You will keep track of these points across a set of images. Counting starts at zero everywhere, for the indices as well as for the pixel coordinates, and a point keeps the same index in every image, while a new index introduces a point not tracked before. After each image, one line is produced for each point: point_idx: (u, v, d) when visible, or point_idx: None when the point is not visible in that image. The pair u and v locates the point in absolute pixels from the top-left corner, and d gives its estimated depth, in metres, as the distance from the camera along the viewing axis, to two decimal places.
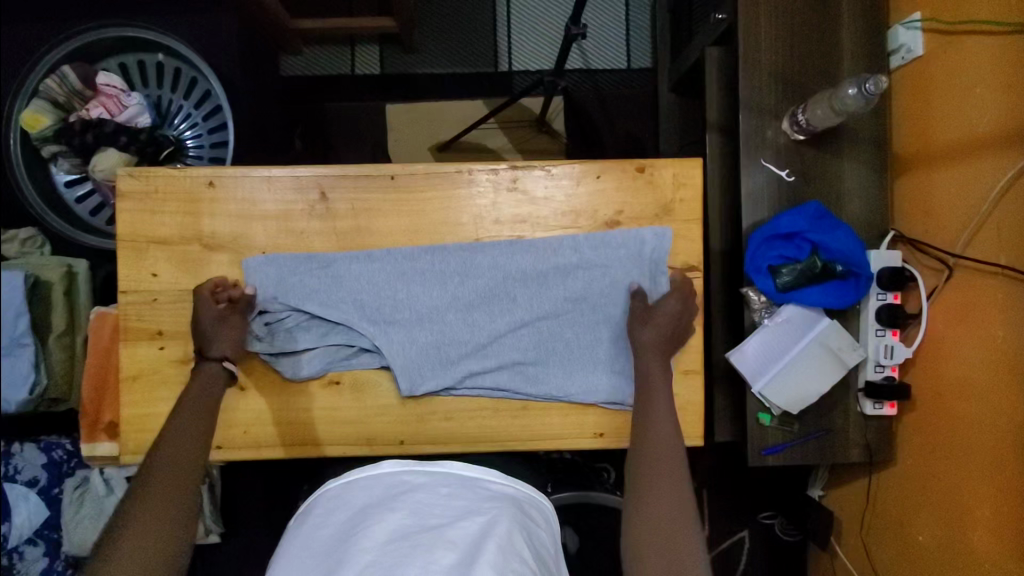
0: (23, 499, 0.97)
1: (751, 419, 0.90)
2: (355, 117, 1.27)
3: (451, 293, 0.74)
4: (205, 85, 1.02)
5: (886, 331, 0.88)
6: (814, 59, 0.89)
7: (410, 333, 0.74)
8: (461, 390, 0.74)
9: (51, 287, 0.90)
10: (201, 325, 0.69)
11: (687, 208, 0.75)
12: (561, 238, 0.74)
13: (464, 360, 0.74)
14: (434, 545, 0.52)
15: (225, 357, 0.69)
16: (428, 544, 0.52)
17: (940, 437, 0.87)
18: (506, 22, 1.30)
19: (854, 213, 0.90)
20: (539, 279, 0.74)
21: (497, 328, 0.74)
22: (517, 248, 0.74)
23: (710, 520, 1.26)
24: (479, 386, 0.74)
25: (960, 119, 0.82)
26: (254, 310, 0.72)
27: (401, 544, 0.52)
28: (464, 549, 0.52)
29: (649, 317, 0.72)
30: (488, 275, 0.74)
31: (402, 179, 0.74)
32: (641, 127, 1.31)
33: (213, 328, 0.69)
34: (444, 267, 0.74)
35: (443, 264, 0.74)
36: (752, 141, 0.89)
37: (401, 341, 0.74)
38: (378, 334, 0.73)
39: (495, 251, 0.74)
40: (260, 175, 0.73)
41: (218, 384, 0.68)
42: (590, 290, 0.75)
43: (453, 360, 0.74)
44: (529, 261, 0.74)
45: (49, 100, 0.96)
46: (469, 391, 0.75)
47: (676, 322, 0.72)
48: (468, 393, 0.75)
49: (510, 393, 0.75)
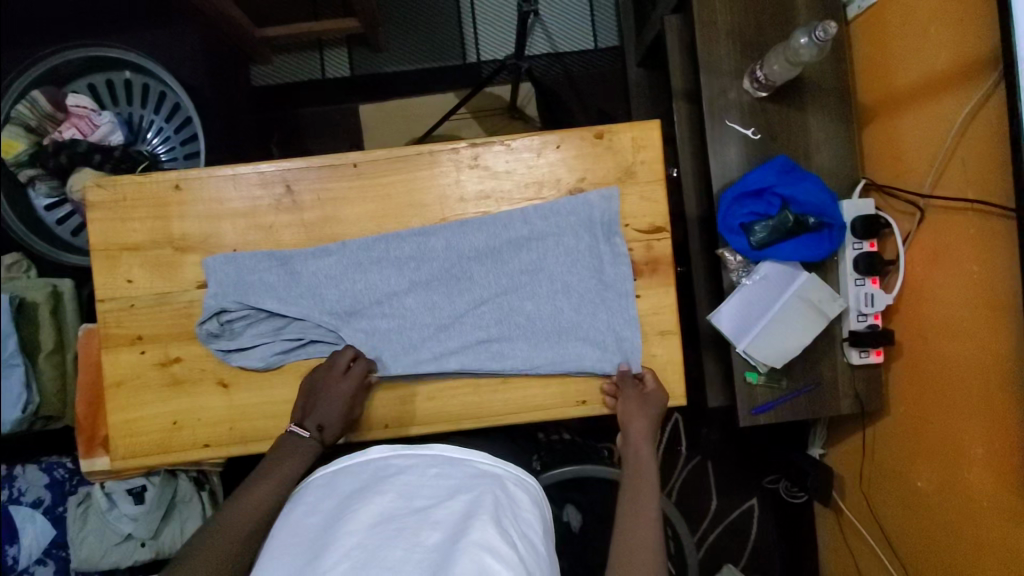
0: (29, 520, 0.99)
1: (738, 378, 0.90)
2: (330, 121, 1.30)
3: (409, 278, 0.75)
4: (174, 98, 1.03)
5: (865, 279, 0.88)
6: (770, 14, 0.89)
7: (373, 322, 0.75)
8: (429, 374, 0.75)
9: (37, 308, 0.91)
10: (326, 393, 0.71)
11: (649, 169, 0.75)
12: (511, 213, 0.75)
13: (429, 343, 0.75)
14: (419, 528, 0.52)
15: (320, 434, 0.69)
16: (414, 527, 0.52)
17: (929, 380, 0.87)
18: (471, 13, 1.31)
19: (822, 164, 0.90)
20: (494, 255, 0.75)
21: (457, 309, 0.75)
22: (469, 228, 0.75)
23: (716, 490, 1.26)
24: (446, 369, 0.74)
25: (918, 60, 0.82)
26: (211, 311, 0.73)
27: (386, 528, 0.52)
28: (450, 528, 0.52)
29: (640, 400, 0.74)
30: (443, 256, 0.75)
31: (365, 165, 0.75)
32: (613, 104, 1.31)
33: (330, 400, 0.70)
34: (399, 253, 0.75)
35: (399, 251, 0.75)
36: (715, 102, 0.89)
37: (364, 330, 0.75)
38: (340, 327, 0.75)
39: (454, 231, 0.75)
40: (225, 174, 0.74)
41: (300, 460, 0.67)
42: (546, 261, 0.75)
43: (418, 343, 0.75)
44: (485, 239, 0.75)
45: (22, 126, 0.97)
46: (437, 375, 0.75)
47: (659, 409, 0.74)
48: (437, 376, 0.75)
49: (478, 372, 0.75)
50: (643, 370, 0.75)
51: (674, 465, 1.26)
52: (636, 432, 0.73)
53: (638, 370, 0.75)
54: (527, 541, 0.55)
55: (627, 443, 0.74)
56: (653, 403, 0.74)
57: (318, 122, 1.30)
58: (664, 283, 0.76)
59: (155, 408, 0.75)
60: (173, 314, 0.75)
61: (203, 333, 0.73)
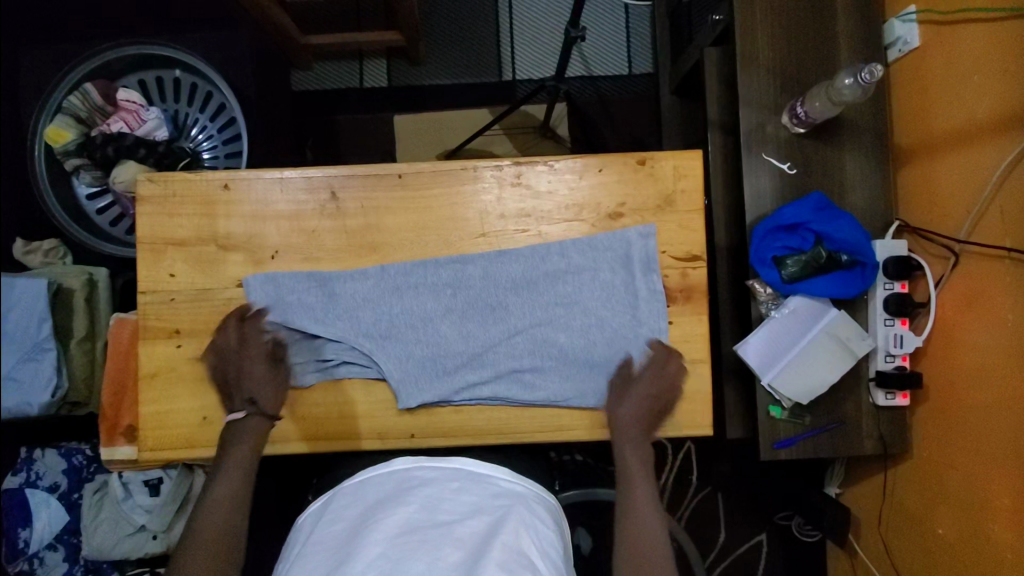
0: (44, 504, 0.99)
1: (761, 412, 0.90)
2: (365, 129, 1.32)
3: (444, 304, 0.76)
4: (219, 97, 1.05)
5: (895, 320, 0.89)
6: (814, 53, 0.90)
7: (406, 346, 0.76)
8: (460, 401, 0.76)
9: (72, 295, 0.93)
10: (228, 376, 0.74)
11: (688, 198, 0.76)
12: (549, 245, 0.76)
13: (461, 370, 0.76)
14: (442, 543, 0.52)
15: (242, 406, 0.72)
16: (437, 541, 0.52)
17: (954, 424, 0.87)
18: (509, 33, 1.34)
19: (857, 205, 0.91)
20: (529, 286, 0.76)
21: (491, 336, 0.76)
22: (506, 258, 0.76)
23: (725, 521, 1.24)
24: (476, 396, 0.75)
25: (959, 106, 0.83)
26: (248, 329, 0.74)
27: (409, 538, 0.53)
28: (471, 548, 0.52)
29: (628, 387, 0.74)
30: (480, 284, 0.76)
31: (409, 177, 0.76)
32: (644, 130, 1.32)
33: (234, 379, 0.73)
34: (436, 279, 0.76)
35: (435, 277, 0.76)
36: (753, 136, 0.90)
37: (398, 354, 0.75)
38: (373, 348, 0.75)
39: (490, 260, 0.76)
40: (272, 177, 0.76)
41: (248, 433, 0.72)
42: (581, 294, 0.76)
43: (450, 367, 0.76)
44: (521, 270, 0.76)
45: (72, 116, 1.00)
46: (468, 401, 0.76)
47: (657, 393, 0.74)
48: (468, 403, 0.76)
49: (509, 401, 0.76)
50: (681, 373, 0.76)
51: (685, 494, 1.25)
52: (627, 424, 0.73)
53: (670, 399, 0.76)
54: (548, 562, 0.55)
55: (618, 431, 0.73)
56: (645, 386, 0.74)
57: (354, 130, 1.32)
58: (695, 310, 0.77)
59: (185, 402, 0.76)
60: (212, 310, 0.76)
61: (240, 350, 0.75)
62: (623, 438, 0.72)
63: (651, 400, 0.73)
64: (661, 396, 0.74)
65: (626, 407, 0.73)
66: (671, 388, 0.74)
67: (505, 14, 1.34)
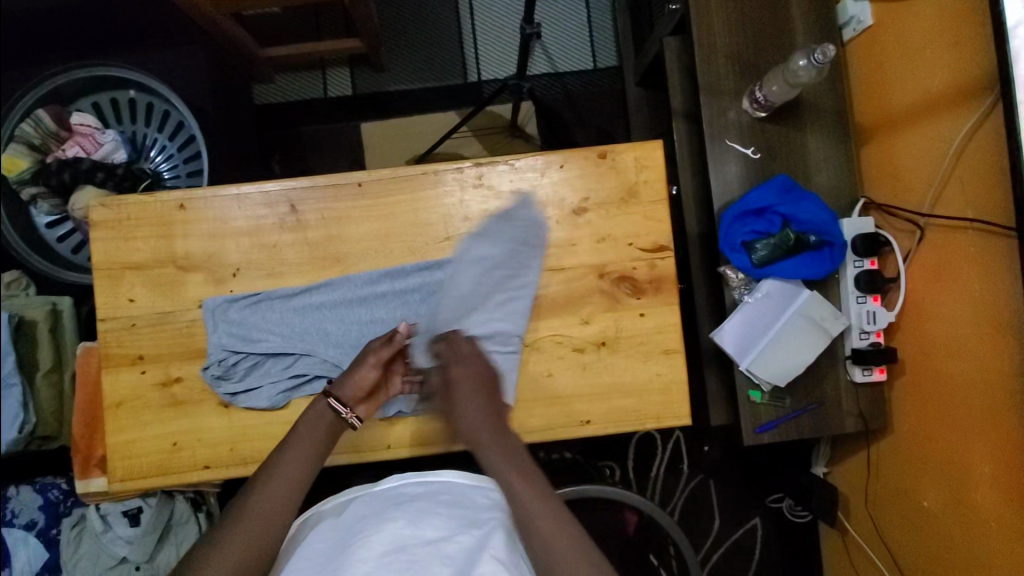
0: (22, 543, 0.97)
1: (741, 396, 0.90)
2: (332, 140, 1.30)
3: (414, 311, 0.75)
4: (177, 116, 1.04)
5: (867, 297, 0.89)
6: (769, 37, 0.91)
7: None
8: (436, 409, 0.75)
9: (35, 327, 0.91)
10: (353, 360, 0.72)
11: (651, 188, 0.75)
12: (517, 247, 0.75)
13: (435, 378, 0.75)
14: (431, 562, 0.52)
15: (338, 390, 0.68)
16: (425, 560, 0.52)
17: (931, 397, 0.87)
18: (472, 34, 1.33)
19: (822, 184, 0.91)
20: None
21: None
22: None
23: (718, 508, 1.25)
24: None
25: (914, 81, 0.83)
26: (211, 357, 0.73)
27: (398, 558, 0.53)
28: (460, 564, 0.52)
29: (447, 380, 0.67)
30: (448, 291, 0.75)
31: (369, 185, 0.75)
32: (613, 124, 1.32)
33: (353, 366, 0.70)
34: (402, 288, 0.75)
35: (403, 286, 0.75)
36: (714, 123, 0.90)
37: None
38: (344, 361, 0.74)
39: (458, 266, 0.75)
40: (229, 194, 0.74)
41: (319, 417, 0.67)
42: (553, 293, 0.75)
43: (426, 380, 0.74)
44: None
45: (25, 144, 0.97)
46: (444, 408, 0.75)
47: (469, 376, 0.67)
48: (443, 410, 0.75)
49: None
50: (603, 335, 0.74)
51: (676, 484, 1.25)
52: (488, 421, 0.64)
53: (649, 390, 0.74)
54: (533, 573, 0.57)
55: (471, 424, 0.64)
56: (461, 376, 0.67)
57: (320, 141, 1.30)
58: (668, 302, 0.74)
59: (155, 429, 0.73)
60: (175, 333, 0.74)
61: (207, 376, 0.73)
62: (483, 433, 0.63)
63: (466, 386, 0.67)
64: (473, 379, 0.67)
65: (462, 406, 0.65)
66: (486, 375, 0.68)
67: (466, 15, 1.33)
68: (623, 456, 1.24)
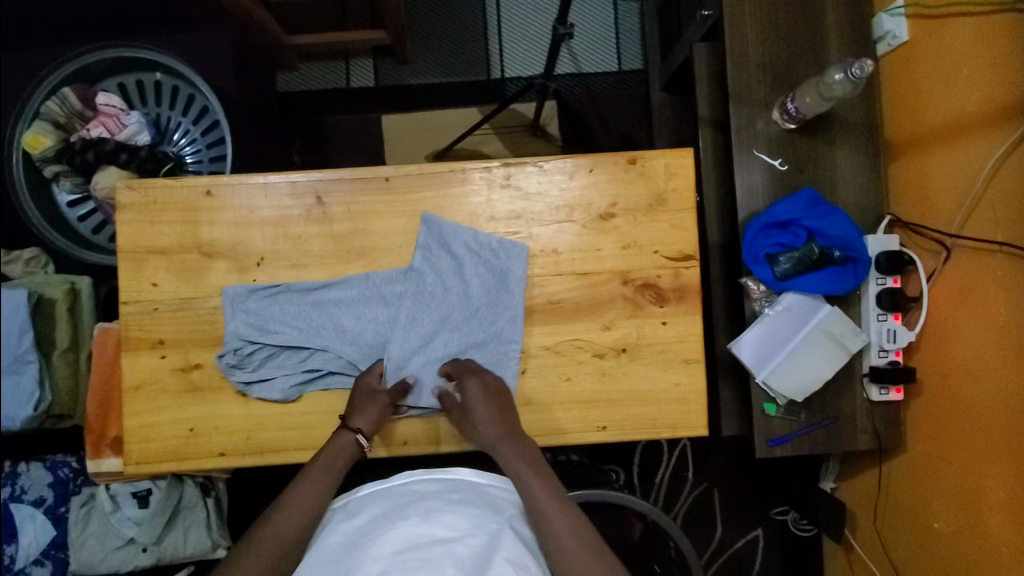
0: (30, 519, 0.98)
1: (755, 409, 0.89)
2: (352, 131, 1.30)
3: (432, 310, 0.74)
4: (202, 101, 1.03)
5: (888, 316, 0.88)
6: (803, 48, 0.90)
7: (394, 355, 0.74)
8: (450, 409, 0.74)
9: (54, 305, 0.91)
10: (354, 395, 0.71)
11: (680, 197, 0.75)
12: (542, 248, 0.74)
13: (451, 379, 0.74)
14: (443, 562, 0.52)
15: (359, 428, 0.70)
16: (437, 560, 0.52)
17: (948, 419, 0.87)
18: (498, 30, 1.32)
19: (848, 200, 0.91)
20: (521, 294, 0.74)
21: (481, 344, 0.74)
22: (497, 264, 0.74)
23: (721, 518, 1.25)
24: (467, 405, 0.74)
25: (949, 101, 0.82)
26: (229, 346, 0.73)
27: (410, 557, 0.52)
28: (472, 567, 0.52)
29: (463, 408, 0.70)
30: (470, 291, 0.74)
31: (396, 180, 0.74)
32: (635, 127, 1.31)
33: (362, 402, 0.70)
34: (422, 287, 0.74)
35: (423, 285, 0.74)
36: (743, 133, 0.89)
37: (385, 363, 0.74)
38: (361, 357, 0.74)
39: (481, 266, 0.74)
40: (256, 182, 0.74)
41: (345, 454, 0.69)
42: (577, 297, 0.74)
43: (440, 382, 0.73)
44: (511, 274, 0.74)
45: (51, 122, 0.98)
46: None
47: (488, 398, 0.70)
48: None
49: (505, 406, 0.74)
50: (624, 341, 0.74)
51: (680, 492, 1.25)
52: (496, 439, 0.68)
53: (668, 398, 0.74)
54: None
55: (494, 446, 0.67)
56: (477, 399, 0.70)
57: (341, 131, 1.30)
58: (691, 312, 0.74)
59: (172, 414, 0.73)
60: (196, 319, 0.74)
61: (223, 364, 0.73)
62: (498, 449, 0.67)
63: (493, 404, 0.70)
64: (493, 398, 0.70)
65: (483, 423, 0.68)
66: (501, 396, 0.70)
67: (493, 11, 1.32)
68: (628, 460, 1.24)
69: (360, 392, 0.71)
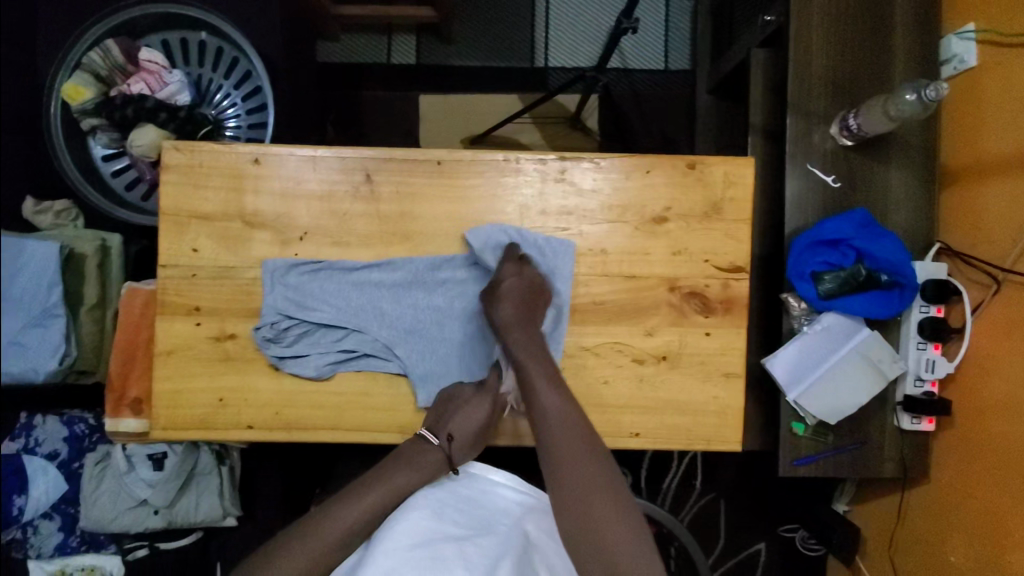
0: (42, 472, 0.97)
1: (784, 427, 0.88)
2: (389, 108, 1.28)
3: (472, 302, 0.74)
4: (246, 65, 1.01)
5: (927, 344, 0.87)
6: (868, 64, 0.87)
7: (431, 343, 0.73)
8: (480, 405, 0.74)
9: (84, 260, 0.90)
10: (461, 408, 0.69)
11: (737, 207, 0.73)
12: (591, 248, 0.73)
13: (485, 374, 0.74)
14: (454, 564, 0.53)
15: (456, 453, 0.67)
16: (449, 561, 0.53)
17: (979, 455, 0.85)
18: (545, 17, 1.29)
19: (898, 222, 0.89)
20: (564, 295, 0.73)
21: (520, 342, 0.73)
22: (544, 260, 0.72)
23: (727, 529, 1.24)
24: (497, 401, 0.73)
25: (1013, 132, 0.80)
26: (264, 319, 0.71)
27: (422, 555, 0.53)
28: (481, 571, 0.53)
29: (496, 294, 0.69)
30: None
31: (448, 164, 0.73)
32: (676, 129, 1.29)
33: (468, 419, 0.69)
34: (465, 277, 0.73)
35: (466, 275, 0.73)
36: (798, 145, 0.87)
37: (421, 350, 0.73)
38: (397, 342, 0.73)
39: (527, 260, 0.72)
40: (305, 155, 0.72)
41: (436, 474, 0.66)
42: (621, 300, 0.73)
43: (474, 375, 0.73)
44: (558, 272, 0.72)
45: (91, 73, 0.96)
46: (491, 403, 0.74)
47: (522, 289, 0.69)
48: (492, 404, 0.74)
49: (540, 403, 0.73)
50: (666, 349, 0.73)
51: (687, 500, 1.24)
52: (514, 328, 0.68)
53: (705, 410, 0.73)
54: None
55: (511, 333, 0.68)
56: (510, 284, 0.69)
57: (377, 107, 1.28)
58: (736, 325, 0.73)
59: (202, 383, 0.72)
60: (235, 289, 0.73)
61: (258, 337, 0.71)
62: (534, 388, 0.65)
63: (521, 295, 0.69)
64: (527, 291, 0.69)
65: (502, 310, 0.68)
66: (536, 288, 0.70)
67: None
68: (638, 463, 1.23)
69: (468, 411, 0.69)
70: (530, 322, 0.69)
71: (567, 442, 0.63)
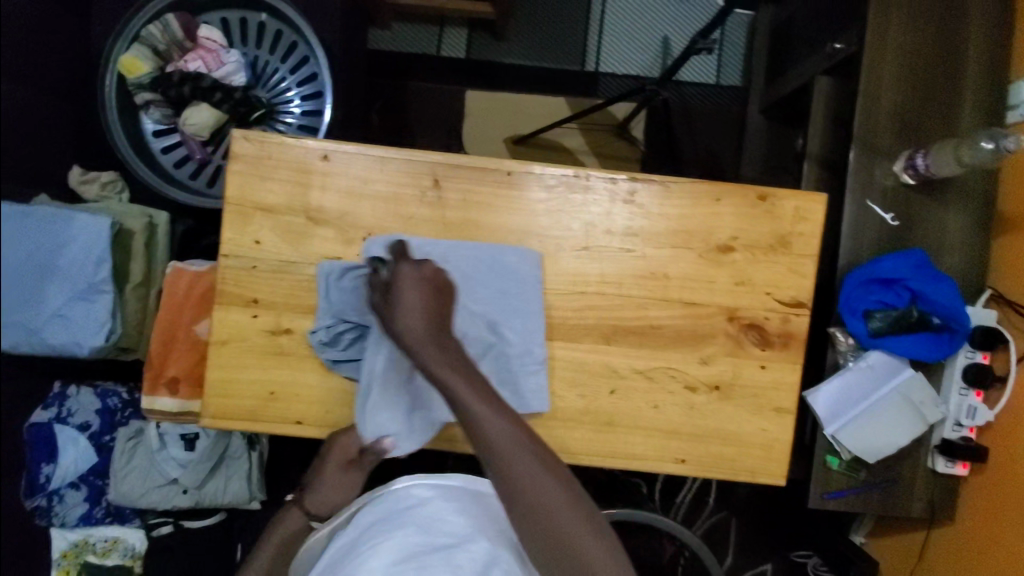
0: (72, 442, 0.96)
1: (818, 460, 0.88)
2: (436, 101, 1.27)
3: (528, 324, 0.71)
4: (304, 50, 0.99)
5: (970, 390, 0.87)
6: (938, 104, 0.87)
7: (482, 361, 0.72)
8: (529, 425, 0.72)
9: (131, 236, 0.89)
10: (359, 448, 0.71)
11: (803, 242, 0.73)
12: (653, 272, 0.72)
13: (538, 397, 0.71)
14: (440, 568, 0.55)
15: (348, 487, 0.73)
16: (434, 566, 0.55)
17: (1009, 503, 0.85)
18: (600, 22, 1.28)
19: (951, 265, 0.89)
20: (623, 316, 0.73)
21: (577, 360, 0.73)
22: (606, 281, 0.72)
23: (739, 548, 1.25)
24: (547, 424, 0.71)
25: None
26: (319, 321, 0.71)
27: (408, 565, 0.55)
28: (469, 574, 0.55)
29: (387, 300, 0.61)
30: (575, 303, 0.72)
31: (518, 176, 0.72)
32: (723, 146, 1.28)
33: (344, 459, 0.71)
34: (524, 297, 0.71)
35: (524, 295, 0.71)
36: (860, 178, 0.86)
37: None
38: None
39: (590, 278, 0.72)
40: (375, 155, 0.72)
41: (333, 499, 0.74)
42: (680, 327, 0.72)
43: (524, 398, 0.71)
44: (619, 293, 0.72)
45: (149, 48, 0.96)
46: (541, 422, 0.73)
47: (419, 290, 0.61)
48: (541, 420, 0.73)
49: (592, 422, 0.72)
50: (719, 378, 0.73)
51: (702, 517, 1.25)
52: (416, 344, 0.59)
53: (753, 442, 0.73)
54: None
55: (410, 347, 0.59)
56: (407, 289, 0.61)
57: (424, 99, 1.27)
58: (792, 360, 0.73)
59: (253, 375, 0.72)
60: (294, 284, 0.72)
61: (314, 339, 0.71)
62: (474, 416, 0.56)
63: (416, 303, 0.60)
64: (428, 292, 0.61)
65: (405, 321, 0.59)
66: (434, 288, 0.61)
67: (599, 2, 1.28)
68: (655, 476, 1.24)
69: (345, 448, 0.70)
70: (439, 330, 0.61)
71: (542, 483, 0.55)
